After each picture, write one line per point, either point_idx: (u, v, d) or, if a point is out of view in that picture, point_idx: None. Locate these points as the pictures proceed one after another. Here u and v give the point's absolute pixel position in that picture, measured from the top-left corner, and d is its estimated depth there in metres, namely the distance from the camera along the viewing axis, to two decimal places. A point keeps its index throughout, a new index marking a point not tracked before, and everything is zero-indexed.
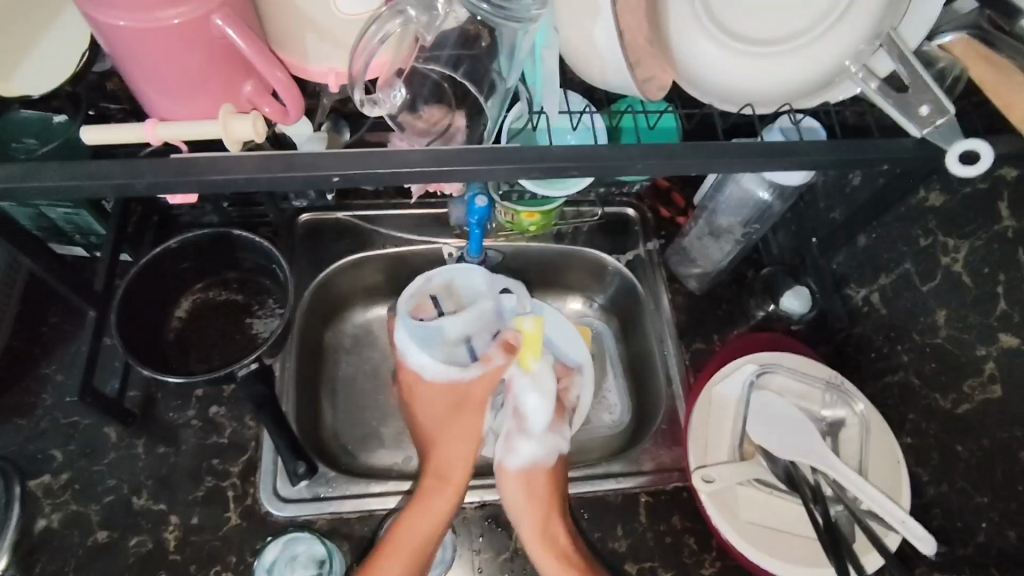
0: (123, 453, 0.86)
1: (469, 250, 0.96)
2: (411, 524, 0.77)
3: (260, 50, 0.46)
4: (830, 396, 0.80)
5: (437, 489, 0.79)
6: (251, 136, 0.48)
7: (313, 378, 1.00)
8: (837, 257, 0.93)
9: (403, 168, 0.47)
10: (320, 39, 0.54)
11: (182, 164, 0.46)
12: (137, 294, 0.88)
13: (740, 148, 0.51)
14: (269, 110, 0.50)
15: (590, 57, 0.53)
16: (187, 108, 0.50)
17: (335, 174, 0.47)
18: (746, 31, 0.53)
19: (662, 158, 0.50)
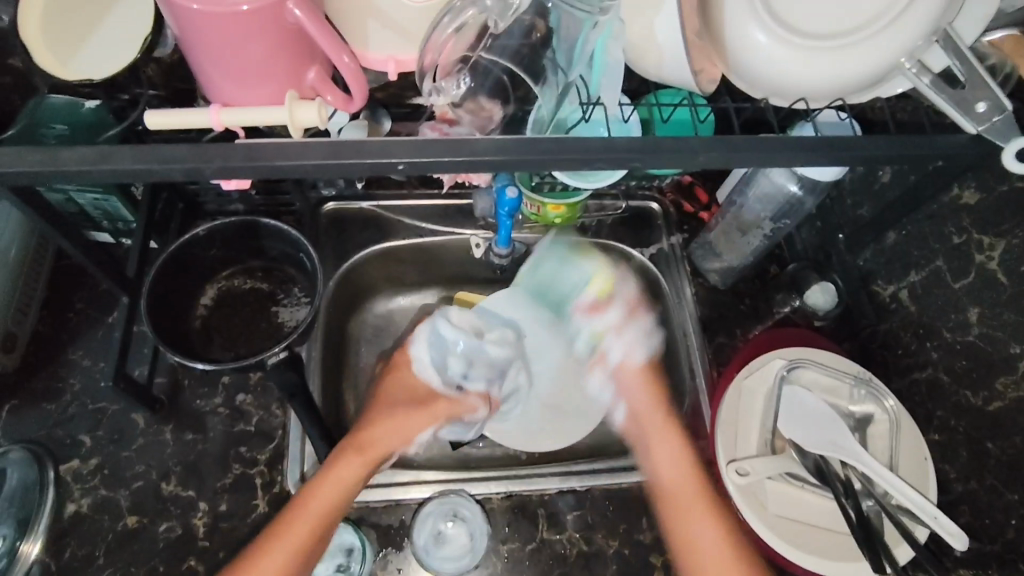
0: (151, 439, 0.86)
1: (497, 240, 0.97)
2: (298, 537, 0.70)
3: (330, 36, 0.46)
4: (861, 391, 0.80)
5: (317, 504, 0.72)
6: (315, 121, 0.49)
7: (337, 367, 1.01)
8: (863, 254, 0.94)
9: (463, 158, 0.48)
10: (382, 27, 0.57)
11: (249, 151, 0.47)
12: (166, 282, 0.87)
13: (796, 143, 0.51)
14: (332, 100, 0.51)
15: (650, 52, 0.56)
16: (247, 93, 0.50)
17: (401, 162, 0.48)
18: (804, 24, 0.53)
19: (720, 151, 0.50)
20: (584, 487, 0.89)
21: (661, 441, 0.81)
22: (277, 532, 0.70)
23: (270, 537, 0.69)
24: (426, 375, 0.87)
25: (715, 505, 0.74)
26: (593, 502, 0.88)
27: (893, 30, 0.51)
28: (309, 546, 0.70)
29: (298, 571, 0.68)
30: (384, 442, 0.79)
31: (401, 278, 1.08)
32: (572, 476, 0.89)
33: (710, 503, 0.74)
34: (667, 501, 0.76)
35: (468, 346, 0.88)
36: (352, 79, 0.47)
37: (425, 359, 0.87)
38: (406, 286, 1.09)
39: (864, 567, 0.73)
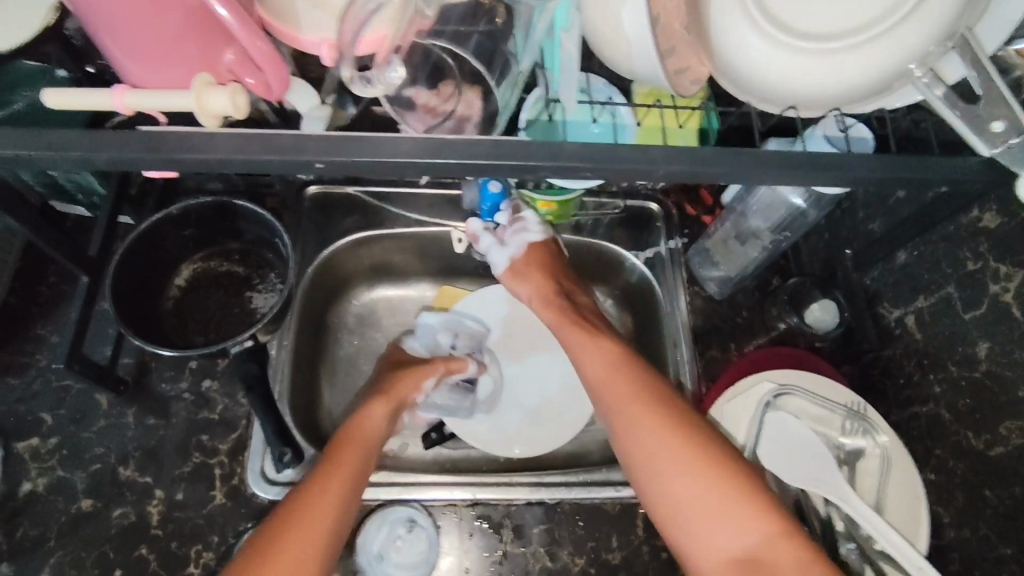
0: (113, 421, 0.84)
1: (479, 237, 0.91)
2: (352, 469, 0.74)
3: (242, 19, 0.44)
4: (850, 424, 0.75)
5: (359, 443, 0.78)
6: (228, 111, 0.45)
7: (314, 357, 0.98)
8: (872, 272, 0.88)
9: (392, 159, 0.45)
10: (313, 5, 0.52)
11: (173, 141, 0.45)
12: (136, 261, 0.85)
13: (772, 160, 0.46)
14: (253, 82, 0.49)
15: (617, 41, 0.50)
16: (161, 75, 0.47)
17: (316, 161, 0.46)
18: (798, 22, 0.47)
19: (685, 162, 0.46)
20: (554, 499, 0.85)
21: (606, 381, 0.75)
22: (331, 465, 0.73)
23: (324, 468, 0.73)
24: (419, 351, 0.99)
25: (658, 400, 0.71)
26: (561, 517, 0.85)
27: (896, 35, 0.46)
28: (358, 478, 0.74)
29: (352, 499, 0.72)
30: (404, 387, 0.88)
31: (385, 267, 1.04)
32: (543, 487, 0.85)
33: (658, 420, 0.69)
34: (620, 421, 0.72)
35: (446, 321, 1.01)
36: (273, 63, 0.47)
37: (415, 339, 1.00)
38: (389, 276, 1.05)
39: None
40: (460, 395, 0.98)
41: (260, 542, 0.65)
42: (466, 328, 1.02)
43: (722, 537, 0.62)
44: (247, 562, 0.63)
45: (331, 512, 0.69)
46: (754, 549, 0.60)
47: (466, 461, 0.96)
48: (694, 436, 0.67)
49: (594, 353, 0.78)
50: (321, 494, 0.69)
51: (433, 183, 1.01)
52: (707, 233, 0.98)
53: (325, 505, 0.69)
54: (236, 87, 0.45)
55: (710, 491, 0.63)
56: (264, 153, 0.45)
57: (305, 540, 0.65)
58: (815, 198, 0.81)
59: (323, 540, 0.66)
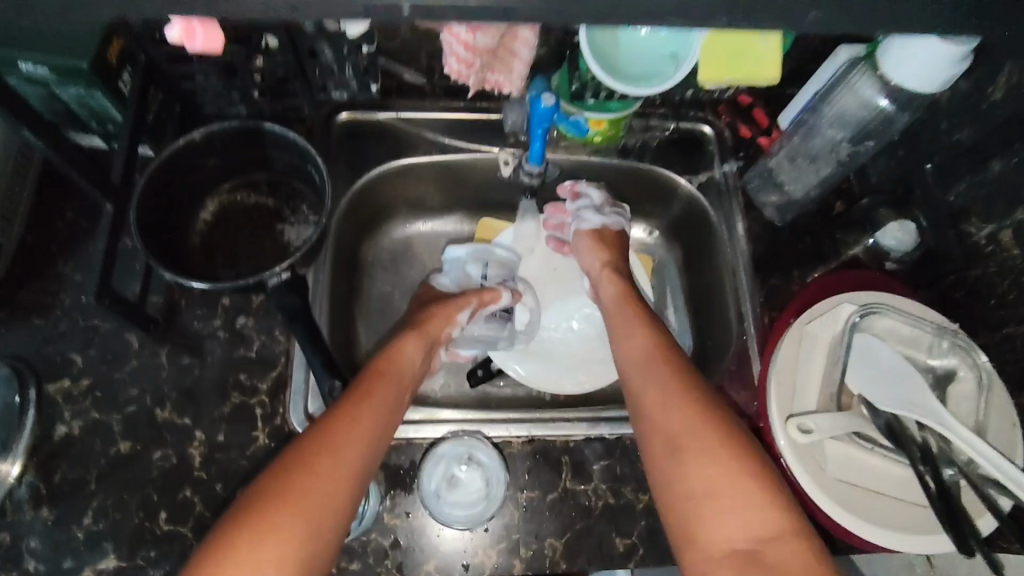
0: (146, 361, 0.79)
1: (530, 157, 0.83)
2: (382, 406, 0.68)
3: None
4: (944, 343, 0.68)
5: (391, 377, 0.73)
6: None
7: (350, 294, 0.93)
8: (955, 188, 0.80)
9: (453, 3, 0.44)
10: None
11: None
12: (160, 191, 0.78)
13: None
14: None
15: None
16: None
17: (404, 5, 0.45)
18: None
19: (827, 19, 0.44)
20: (614, 435, 0.81)
21: (645, 366, 0.71)
22: (361, 397, 0.68)
23: (354, 398, 0.67)
24: (449, 288, 0.93)
25: (687, 385, 0.67)
26: (622, 453, 0.80)
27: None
28: (386, 413, 0.69)
29: (383, 436, 0.66)
30: (436, 325, 0.84)
31: (420, 200, 0.98)
32: (600, 422, 0.81)
33: (685, 402, 0.65)
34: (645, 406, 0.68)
35: (475, 250, 0.95)
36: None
37: (444, 275, 0.94)
38: (426, 209, 0.99)
39: (942, 543, 0.62)
40: (496, 326, 0.93)
41: (285, 465, 0.59)
42: (498, 257, 0.96)
43: (727, 525, 0.56)
44: (271, 486, 0.57)
45: (362, 444, 0.63)
46: (761, 547, 0.54)
47: (515, 400, 0.91)
48: (723, 426, 0.62)
49: (641, 339, 0.75)
50: (353, 424, 0.64)
51: (469, 105, 0.93)
52: (769, 153, 0.90)
53: (355, 435, 0.63)
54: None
55: (726, 478, 0.58)
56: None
57: (334, 470, 0.59)
58: (903, 98, 0.74)
59: (351, 473, 0.61)
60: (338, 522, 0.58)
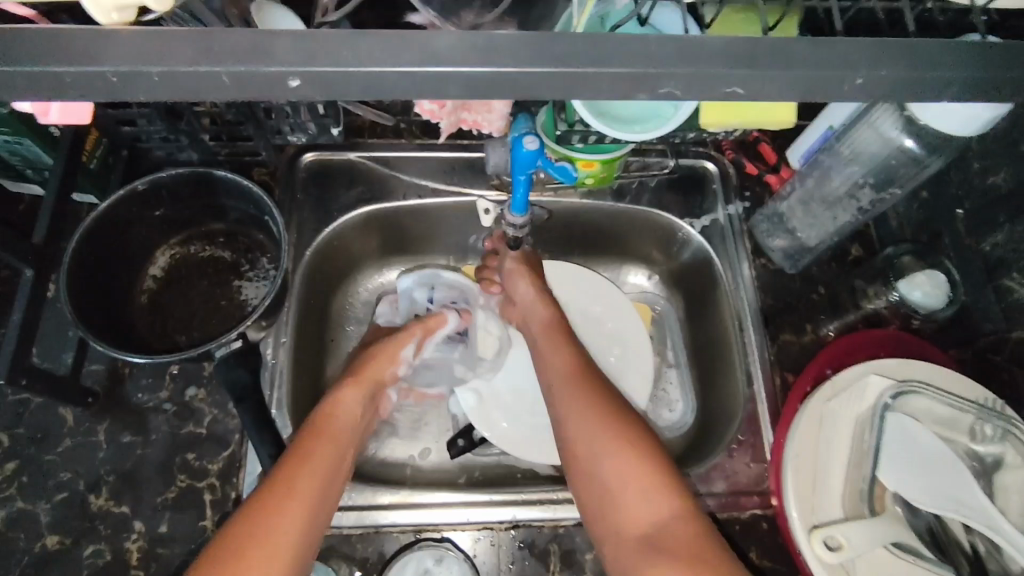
0: (81, 440, 0.70)
1: (513, 206, 0.74)
2: (331, 448, 0.64)
3: None
4: (988, 428, 0.59)
5: (341, 419, 0.68)
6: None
7: (320, 353, 0.85)
8: (991, 237, 0.71)
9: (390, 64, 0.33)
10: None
11: (157, 46, 0.32)
12: (99, 246, 0.70)
13: (976, 57, 0.34)
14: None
15: None
16: None
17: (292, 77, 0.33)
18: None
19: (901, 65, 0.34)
20: None
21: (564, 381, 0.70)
22: (311, 442, 0.63)
23: (304, 445, 0.62)
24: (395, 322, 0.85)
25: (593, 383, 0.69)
26: None
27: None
28: (340, 458, 0.64)
29: (333, 481, 0.62)
30: (378, 366, 0.75)
31: (397, 246, 0.90)
32: None
33: (596, 411, 0.65)
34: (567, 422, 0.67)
35: (420, 275, 0.85)
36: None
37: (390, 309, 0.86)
38: (403, 255, 0.91)
39: None
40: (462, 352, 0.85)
41: (230, 534, 0.54)
42: (445, 280, 0.86)
43: (631, 512, 0.60)
44: (220, 555, 0.53)
45: (313, 489, 0.59)
46: (659, 528, 0.58)
47: (502, 470, 0.82)
48: (625, 422, 0.64)
49: (556, 344, 0.74)
50: (300, 475, 0.59)
51: (448, 143, 0.85)
52: (779, 196, 0.82)
53: (305, 485, 0.59)
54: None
55: (635, 473, 0.61)
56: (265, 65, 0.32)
57: (284, 528, 0.56)
58: (932, 141, 0.65)
59: (302, 526, 0.57)
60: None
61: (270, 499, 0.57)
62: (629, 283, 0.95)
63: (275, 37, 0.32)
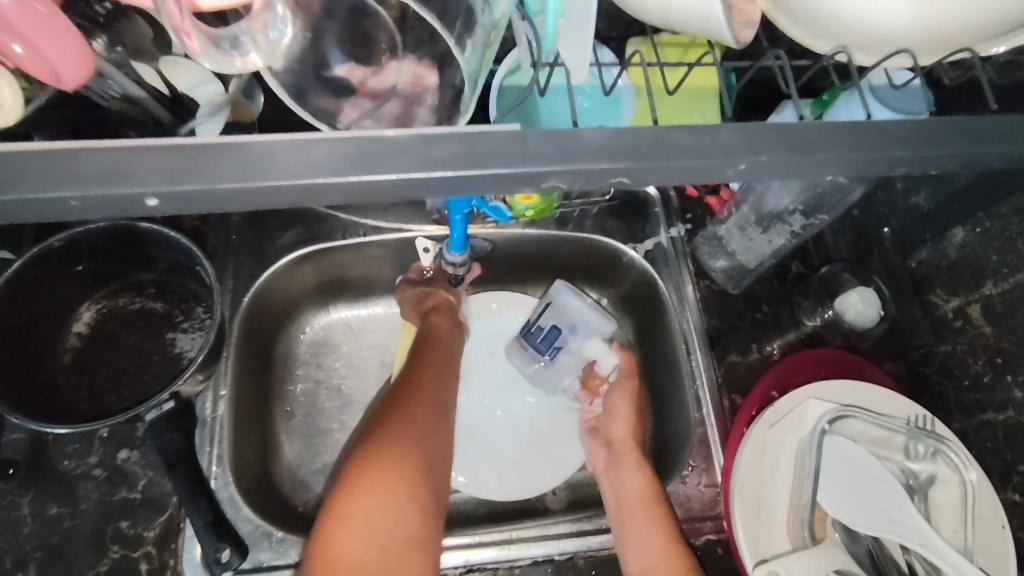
0: (3, 516, 0.66)
1: (450, 244, 0.74)
2: (426, 409, 0.69)
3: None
4: (920, 446, 0.61)
5: (434, 373, 0.74)
6: None
7: (264, 399, 0.82)
8: (918, 253, 0.75)
9: (273, 149, 0.31)
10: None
11: (25, 164, 0.30)
12: (17, 309, 0.67)
13: (865, 124, 0.35)
14: (25, 54, 0.35)
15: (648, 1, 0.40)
16: None
17: (151, 195, 0.31)
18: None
19: (785, 153, 0.34)
20: (564, 554, 0.73)
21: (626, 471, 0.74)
22: (411, 398, 0.69)
23: (397, 410, 0.68)
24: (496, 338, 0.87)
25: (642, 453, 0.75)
26: None
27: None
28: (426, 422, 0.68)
29: (437, 425, 0.69)
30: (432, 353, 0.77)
31: (339, 282, 0.87)
32: (549, 539, 0.73)
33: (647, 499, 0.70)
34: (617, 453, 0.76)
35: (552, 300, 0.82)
36: (40, 19, 0.35)
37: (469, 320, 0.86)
38: (346, 292, 0.88)
39: None
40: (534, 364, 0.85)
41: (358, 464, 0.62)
42: (562, 304, 0.82)
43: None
44: (337, 517, 0.59)
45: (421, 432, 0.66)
46: None
47: (457, 510, 0.80)
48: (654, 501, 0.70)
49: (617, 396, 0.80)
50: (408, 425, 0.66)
51: None
52: (717, 220, 0.83)
53: (407, 441, 0.65)
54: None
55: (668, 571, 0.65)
56: (120, 186, 0.31)
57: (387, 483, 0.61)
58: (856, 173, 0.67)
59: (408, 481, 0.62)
60: (426, 521, 0.62)
61: (387, 440, 0.64)
62: None
63: (137, 148, 0.31)
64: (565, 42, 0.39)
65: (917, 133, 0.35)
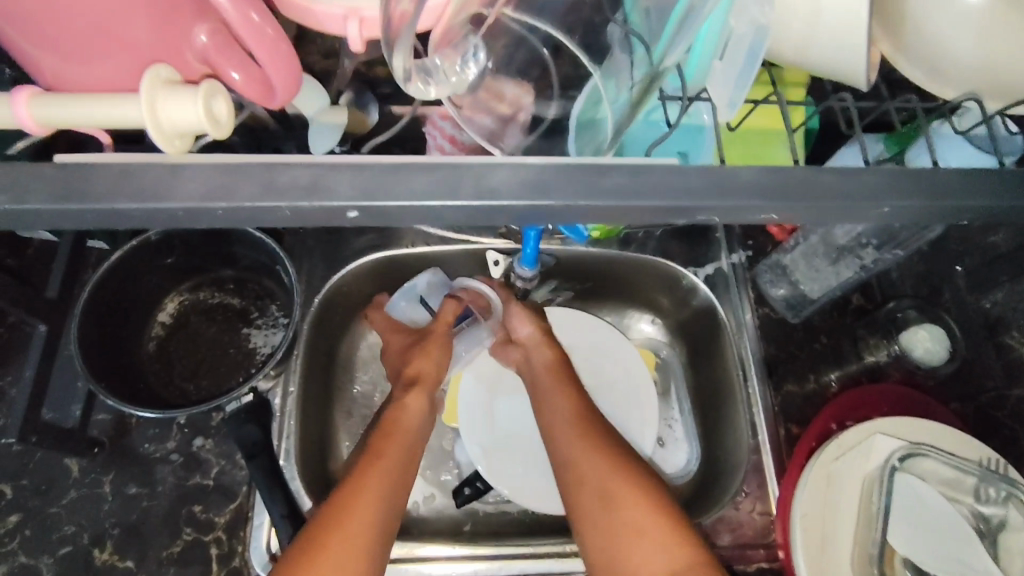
0: (87, 492, 0.70)
1: (523, 260, 0.76)
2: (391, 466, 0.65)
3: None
4: (992, 490, 0.60)
5: (403, 430, 0.70)
6: (194, 124, 0.36)
7: (326, 396, 0.85)
8: (992, 294, 0.75)
9: (414, 167, 0.34)
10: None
11: (206, 176, 0.33)
12: (113, 297, 0.71)
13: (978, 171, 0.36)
14: (240, 77, 0.39)
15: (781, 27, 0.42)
16: (78, 81, 0.39)
17: (352, 208, 0.34)
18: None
19: (914, 198, 0.35)
20: None
21: (579, 449, 0.67)
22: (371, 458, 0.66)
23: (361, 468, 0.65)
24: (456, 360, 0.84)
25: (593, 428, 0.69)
26: None
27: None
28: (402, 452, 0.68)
29: (401, 481, 0.65)
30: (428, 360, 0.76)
31: None
32: None
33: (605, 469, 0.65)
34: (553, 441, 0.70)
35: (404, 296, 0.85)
36: (266, 42, 0.37)
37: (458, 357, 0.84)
38: None
39: None
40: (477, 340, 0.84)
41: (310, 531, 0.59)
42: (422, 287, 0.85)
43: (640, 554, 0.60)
44: (315, 533, 0.58)
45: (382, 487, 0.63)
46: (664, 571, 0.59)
47: (507, 519, 0.82)
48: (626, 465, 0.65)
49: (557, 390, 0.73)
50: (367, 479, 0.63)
51: None
52: (783, 249, 0.82)
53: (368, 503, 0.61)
54: (216, 89, 0.37)
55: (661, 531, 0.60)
56: (267, 190, 0.33)
57: (359, 531, 0.59)
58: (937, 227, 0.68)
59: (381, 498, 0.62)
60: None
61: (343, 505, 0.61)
62: (634, 328, 0.94)
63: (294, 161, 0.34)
64: (718, 80, 0.45)
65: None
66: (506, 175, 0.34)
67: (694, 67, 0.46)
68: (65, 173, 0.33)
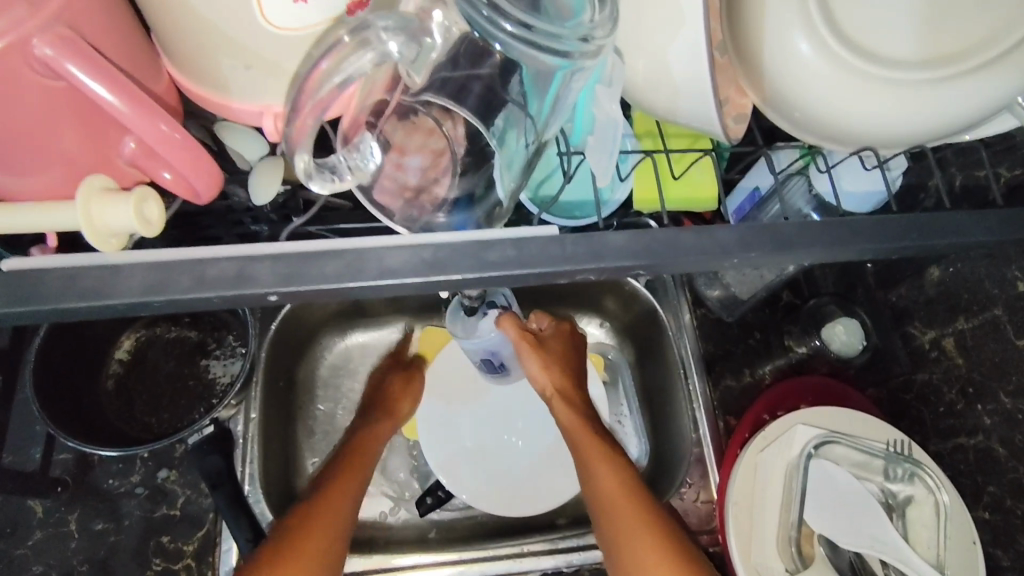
0: (53, 531, 0.72)
1: None
2: (362, 469, 0.70)
3: (137, 97, 0.37)
4: (898, 469, 0.67)
5: (371, 450, 0.74)
6: (129, 226, 0.40)
7: (287, 418, 0.87)
8: (897, 289, 0.82)
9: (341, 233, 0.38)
10: (247, 67, 0.42)
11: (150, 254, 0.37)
12: (64, 344, 0.72)
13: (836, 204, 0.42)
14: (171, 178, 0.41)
15: (663, 83, 0.48)
16: (19, 180, 0.41)
17: (274, 290, 0.37)
18: (880, 46, 0.42)
19: (781, 240, 0.41)
20: (571, 566, 0.79)
21: (609, 511, 0.63)
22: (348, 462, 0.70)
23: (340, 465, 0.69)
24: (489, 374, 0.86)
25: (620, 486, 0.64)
26: None
27: (989, 71, 0.42)
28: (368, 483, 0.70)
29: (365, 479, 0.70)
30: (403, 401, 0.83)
31: (356, 309, 0.92)
32: (558, 552, 0.79)
33: (633, 528, 0.62)
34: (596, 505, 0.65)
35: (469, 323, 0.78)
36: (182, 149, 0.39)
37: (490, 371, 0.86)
38: (363, 319, 0.93)
39: None
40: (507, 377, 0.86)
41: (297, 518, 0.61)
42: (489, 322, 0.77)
43: None
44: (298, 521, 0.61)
45: (355, 485, 0.67)
46: None
47: (473, 523, 0.86)
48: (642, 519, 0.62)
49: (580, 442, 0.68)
50: (347, 477, 0.67)
51: None
52: None
53: (342, 495, 0.65)
54: (147, 193, 0.40)
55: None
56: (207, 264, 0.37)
57: (334, 522, 0.62)
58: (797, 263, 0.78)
59: (351, 506, 0.65)
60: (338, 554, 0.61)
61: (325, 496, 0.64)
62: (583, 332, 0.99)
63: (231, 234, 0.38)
64: (594, 153, 0.50)
65: (881, 224, 0.42)
66: (423, 236, 0.39)
67: (577, 134, 0.52)
68: (20, 271, 0.37)
